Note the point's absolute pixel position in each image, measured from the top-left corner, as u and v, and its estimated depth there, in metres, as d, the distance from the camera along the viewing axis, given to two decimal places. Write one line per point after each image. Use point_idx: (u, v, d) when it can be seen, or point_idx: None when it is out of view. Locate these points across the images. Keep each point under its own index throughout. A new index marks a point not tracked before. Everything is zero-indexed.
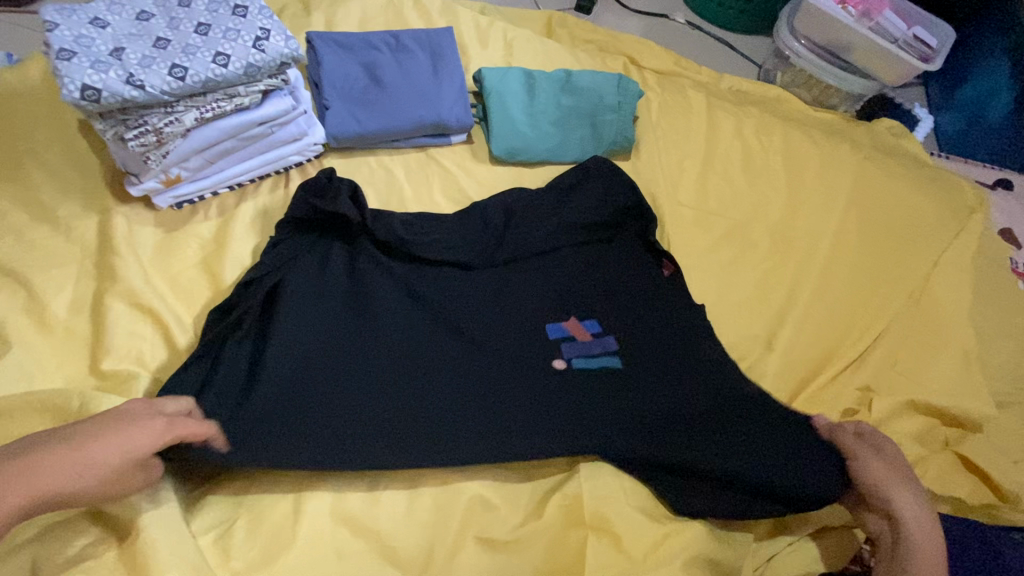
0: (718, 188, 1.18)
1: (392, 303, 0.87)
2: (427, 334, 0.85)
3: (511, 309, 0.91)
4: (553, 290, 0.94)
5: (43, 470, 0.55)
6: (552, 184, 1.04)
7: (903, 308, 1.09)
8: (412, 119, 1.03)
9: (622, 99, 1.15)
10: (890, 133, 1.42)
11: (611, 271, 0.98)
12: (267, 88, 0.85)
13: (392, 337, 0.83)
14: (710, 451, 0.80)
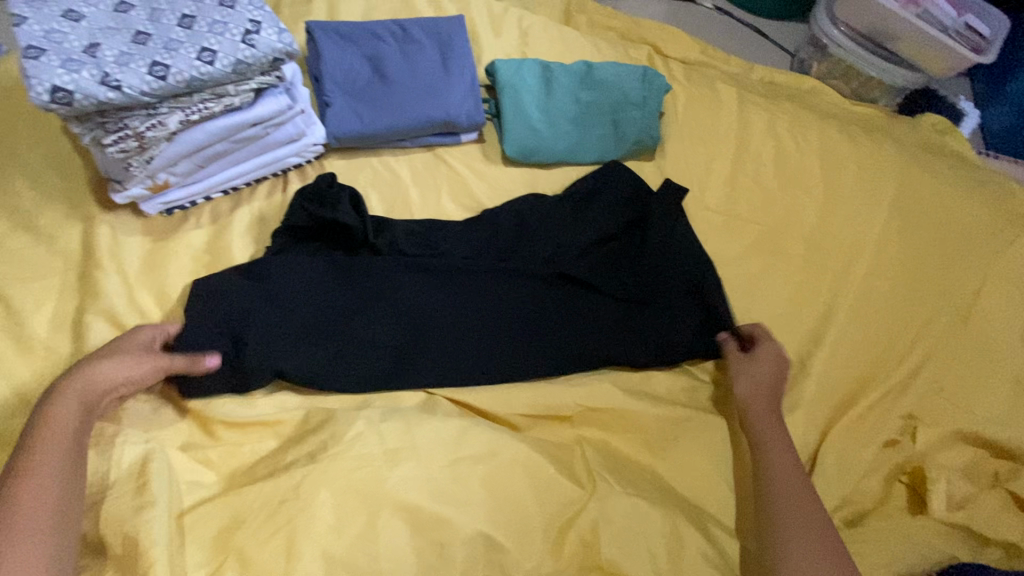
0: (747, 191, 1.09)
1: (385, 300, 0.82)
2: (415, 326, 0.81)
3: (508, 303, 0.85)
4: (556, 292, 0.87)
5: (79, 398, 0.64)
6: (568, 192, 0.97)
7: (951, 326, 0.99)
8: (419, 117, 0.95)
9: (647, 94, 1.06)
10: (935, 129, 1.31)
11: (625, 269, 0.91)
12: (259, 86, 0.78)
13: (376, 329, 0.80)
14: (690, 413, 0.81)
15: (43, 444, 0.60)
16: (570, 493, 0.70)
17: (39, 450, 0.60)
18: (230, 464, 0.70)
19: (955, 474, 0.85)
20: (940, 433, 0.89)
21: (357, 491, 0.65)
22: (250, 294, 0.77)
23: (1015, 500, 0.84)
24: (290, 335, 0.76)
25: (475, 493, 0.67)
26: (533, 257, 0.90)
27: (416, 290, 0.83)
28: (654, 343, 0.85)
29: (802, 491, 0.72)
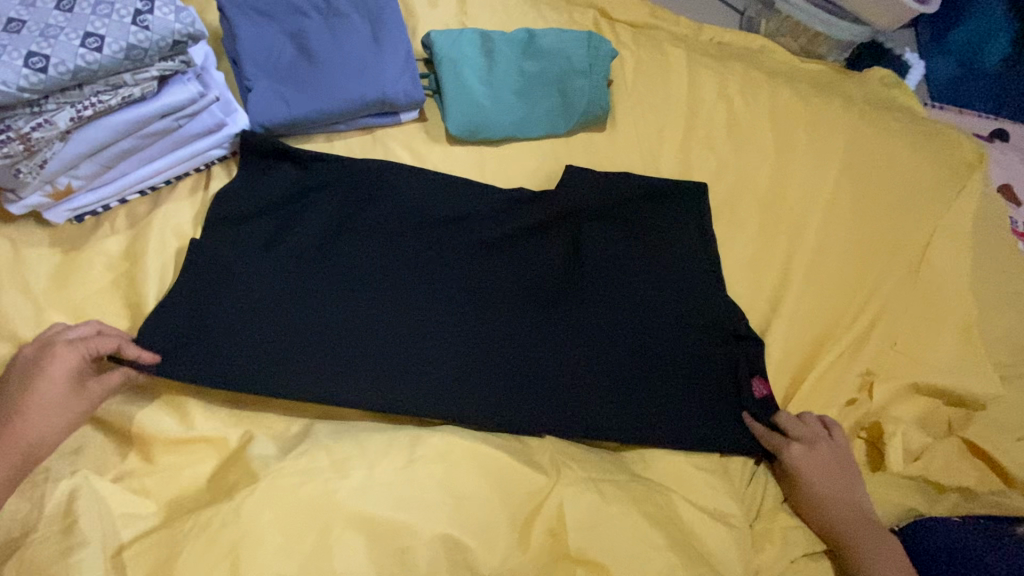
0: (702, 155, 1.06)
1: (335, 339, 0.75)
2: (319, 287, 0.78)
3: (448, 355, 0.78)
4: (532, 400, 0.77)
5: None
6: (610, 363, 0.82)
7: (903, 280, 1.01)
8: (351, 97, 0.90)
9: (594, 61, 1.01)
10: (882, 84, 1.31)
11: (634, 418, 0.79)
12: (162, 73, 0.73)
13: (290, 272, 0.78)
14: (597, 321, 0.85)
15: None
16: (533, 485, 0.68)
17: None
18: (167, 491, 0.65)
19: (909, 424, 0.88)
20: (894, 387, 0.91)
21: (306, 506, 0.61)
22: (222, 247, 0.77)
23: (970, 445, 0.88)
24: (226, 262, 0.76)
25: (434, 492, 0.65)
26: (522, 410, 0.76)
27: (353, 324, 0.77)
28: (553, 325, 0.83)
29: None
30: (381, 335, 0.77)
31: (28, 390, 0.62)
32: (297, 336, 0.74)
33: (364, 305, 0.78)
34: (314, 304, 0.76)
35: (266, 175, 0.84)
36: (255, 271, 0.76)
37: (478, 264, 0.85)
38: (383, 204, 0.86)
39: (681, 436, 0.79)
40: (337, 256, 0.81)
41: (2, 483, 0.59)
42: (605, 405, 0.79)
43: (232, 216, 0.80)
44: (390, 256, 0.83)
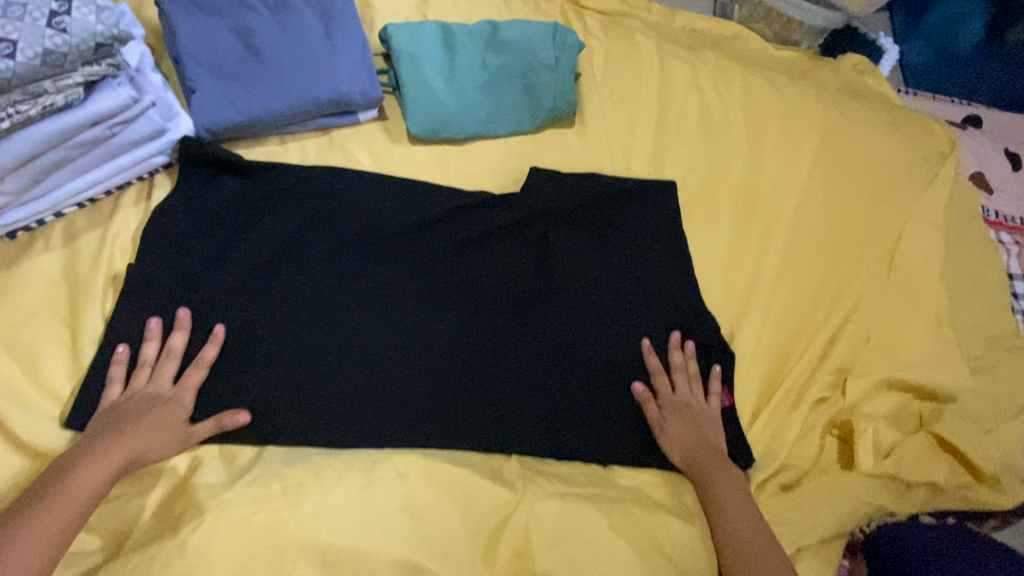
0: (674, 149, 1.04)
1: (278, 358, 0.75)
2: (263, 304, 0.77)
3: (396, 369, 0.77)
4: (483, 411, 0.76)
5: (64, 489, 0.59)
6: (563, 371, 0.81)
7: (876, 273, 1.00)
8: (304, 97, 0.86)
9: (560, 54, 0.97)
10: (856, 70, 1.29)
11: (587, 426, 0.78)
12: (89, 77, 0.68)
13: (234, 289, 0.77)
14: (550, 326, 0.83)
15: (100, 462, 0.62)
16: (500, 501, 0.67)
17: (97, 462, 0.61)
18: (109, 524, 0.62)
19: (881, 420, 0.88)
20: (866, 383, 0.91)
21: (257, 537, 0.59)
22: (166, 268, 0.77)
23: (940, 441, 0.87)
24: (169, 283, 0.76)
25: (395, 514, 0.63)
26: (473, 422, 0.76)
27: (297, 342, 0.76)
28: (504, 333, 0.82)
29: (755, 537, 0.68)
30: (326, 352, 0.76)
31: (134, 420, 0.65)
32: (247, 363, 0.74)
33: (308, 321, 0.77)
34: (258, 323, 0.76)
35: (216, 196, 0.83)
36: (205, 301, 0.76)
37: (433, 278, 0.84)
38: (337, 222, 0.85)
39: (636, 443, 0.79)
40: (282, 271, 0.80)
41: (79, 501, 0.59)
42: (557, 414, 0.78)
43: (177, 234, 0.80)
44: (336, 267, 0.82)
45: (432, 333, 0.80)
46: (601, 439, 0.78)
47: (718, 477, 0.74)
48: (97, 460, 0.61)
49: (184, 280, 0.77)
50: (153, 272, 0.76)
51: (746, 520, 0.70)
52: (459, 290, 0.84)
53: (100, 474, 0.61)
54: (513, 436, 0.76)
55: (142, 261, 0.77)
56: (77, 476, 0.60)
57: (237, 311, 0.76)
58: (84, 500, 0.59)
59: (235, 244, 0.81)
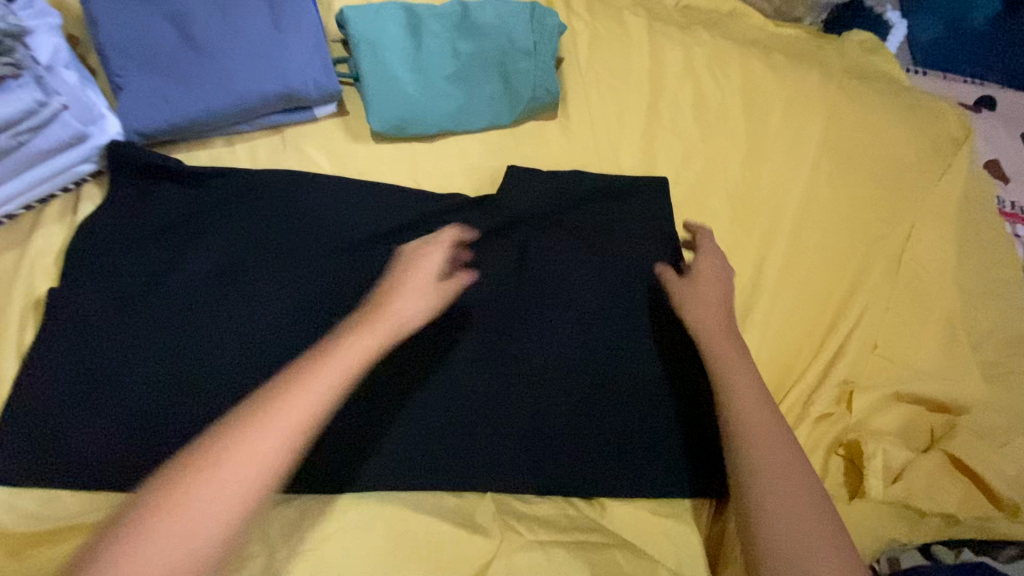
0: (665, 142, 0.95)
1: (223, 393, 0.68)
2: (206, 333, 0.70)
3: (355, 400, 0.70)
4: (453, 445, 0.70)
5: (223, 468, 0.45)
6: (542, 395, 0.73)
7: (886, 274, 0.92)
8: (249, 94, 0.76)
9: (538, 38, 0.87)
10: (862, 49, 1.19)
11: (568, 458, 0.71)
12: None
13: (173, 317, 0.70)
14: (528, 346, 0.75)
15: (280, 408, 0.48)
16: (466, 552, 0.62)
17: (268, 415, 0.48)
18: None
19: (890, 438, 0.81)
20: (874, 397, 0.84)
21: None
22: (96, 295, 0.69)
23: (954, 460, 0.79)
24: (98, 313, 0.69)
25: (355, 569, 0.59)
26: (441, 458, 0.69)
27: (243, 375, 0.69)
28: (477, 356, 0.74)
29: (769, 431, 0.63)
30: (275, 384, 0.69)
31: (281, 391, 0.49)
32: (183, 398, 0.67)
33: (256, 350, 0.70)
34: (200, 355, 0.69)
35: (152, 207, 0.74)
36: (136, 329, 0.69)
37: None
38: (287, 233, 0.76)
39: (622, 475, 0.72)
40: (226, 293, 0.72)
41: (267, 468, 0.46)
42: (535, 446, 0.71)
43: (109, 255, 0.71)
44: (287, 286, 0.73)
45: (395, 357, 0.72)
46: (575, 474, 0.71)
47: (731, 359, 0.70)
48: (234, 453, 0.46)
49: (118, 308, 0.69)
50: (83, 302, 0.69)
51: (758, 408, 0.65)
52: (426, 307, 0.76)
53: (311, 404, 0.49)
54: (486, 471, 0.70)
55: (71, 289, 0.69)
56: (227, 454, 0.46)
57: (178, 340, 0.69)
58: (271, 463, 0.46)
59: (174, 263, 0.72)
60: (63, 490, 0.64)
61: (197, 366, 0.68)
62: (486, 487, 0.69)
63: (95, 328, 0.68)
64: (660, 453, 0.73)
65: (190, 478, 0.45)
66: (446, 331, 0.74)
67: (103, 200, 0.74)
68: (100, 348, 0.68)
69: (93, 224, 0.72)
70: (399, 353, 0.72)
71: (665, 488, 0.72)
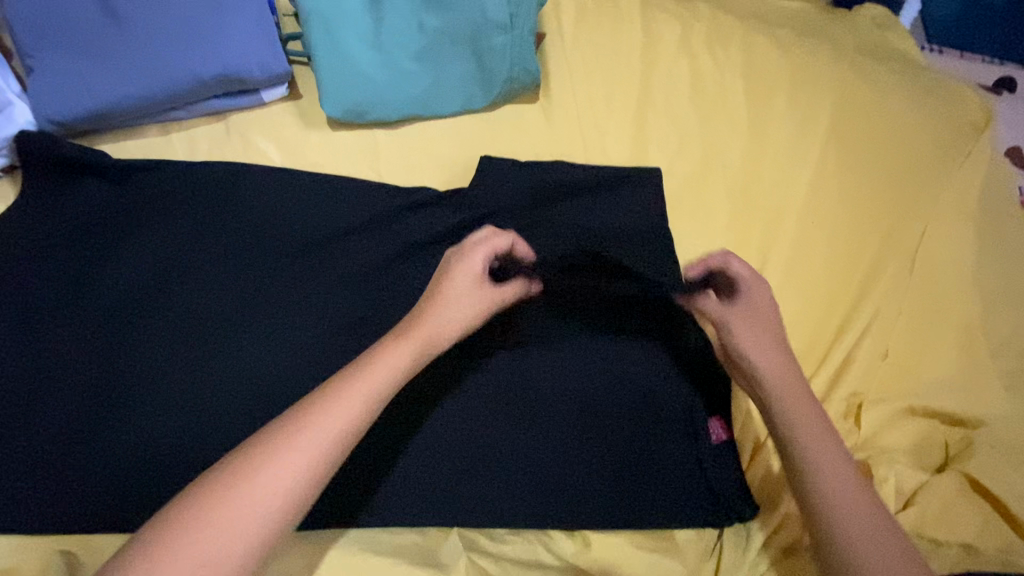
0: (658, 128, 0.86)
1: (152, 417, 0.60)
2: (135, 347, 0.62)
3: None
4: (416, 472, 0.62)
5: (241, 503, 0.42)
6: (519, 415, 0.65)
7: (899, 275, 0.84)
8: (183, 75, 0.67)
9: (515, 9, 0.77)
10: (875, 24, 1.09)
11: (545, 486, 0.63)
12: None
13: (98, 329, 0.62)
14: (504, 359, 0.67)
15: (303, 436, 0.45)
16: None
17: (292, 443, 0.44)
18: None
19: (902, 458, 0.73)
20: (887, 410, 0.76)
21: None
22: (10, 305, 0.62)
23: (974, 484, 0.73)
24: (13, 326, 0.61)
25: None
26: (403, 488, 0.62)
27: (176, 396, 0.61)
28: (446, 370, 0.66)
29: (867, 517, 0.52)
30: (212, 407, 0.61)
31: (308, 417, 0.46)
32: (107, 421, 0.59)
33: (192, 366, 0.62)
34: (128, 372, 0.61)
35: (72, 204, 0.65)
36: (59, 346, 0.61)
37: (353, 303, 0.67)
38: (229, 235, 0.67)
39: (606, 506, 0.63)
40: (158, 301, 0.64)
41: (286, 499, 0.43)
42: (508, 472, 0.63)
43: (23, 259, 0.63)
44: (230, 292, 0.65)
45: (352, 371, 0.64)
46: (552, 505, 0.62)
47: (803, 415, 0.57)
48: (251, 485, 0.42)
49: (36, 320, 0.62)
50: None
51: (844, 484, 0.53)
52: (388, 315, 0.67)
53: (322, 454, 0.45)
54: (452, 501, 0.61)
55: None
56: (243, 485, 0.42)
57: (104, 354, 0.61)
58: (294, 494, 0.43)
59: (98, 268, 0.64)
60: None
61: (124, 384, 0.61)
62: (451, 519, 0.61)
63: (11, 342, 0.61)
64: (651, 483, 0.64)
65: (204, 509, 0.41)
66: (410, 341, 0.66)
67: (16, 198, 0.65)
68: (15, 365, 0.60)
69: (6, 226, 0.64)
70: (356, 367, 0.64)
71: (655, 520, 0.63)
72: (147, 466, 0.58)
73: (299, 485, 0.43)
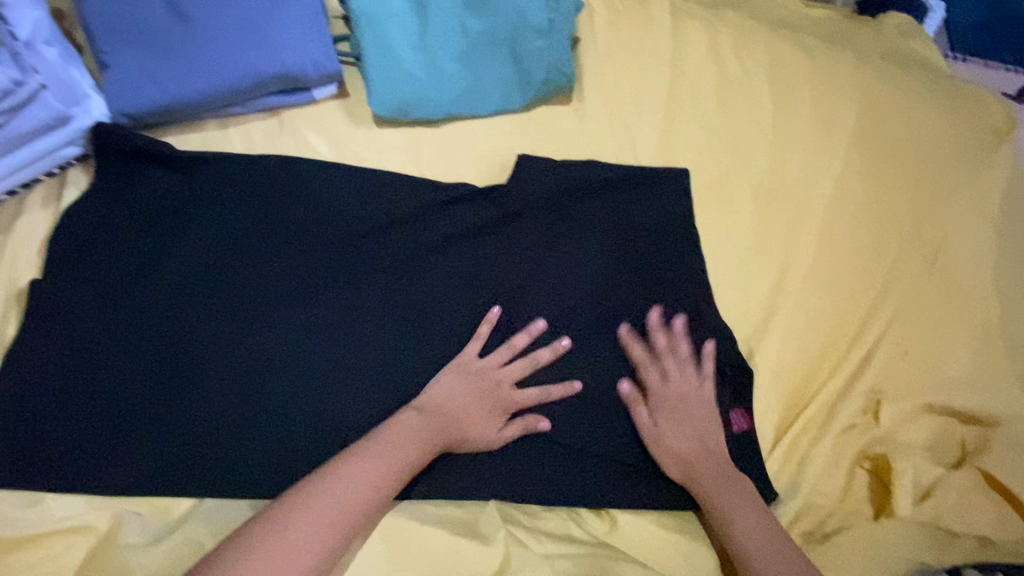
0: (687, 131, 0.89)
1: (215, 391, 0.64)
2: (197, 326, 0.66)
3: (356, 401, 0.66)
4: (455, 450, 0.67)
5: (285, 538, 0.49)
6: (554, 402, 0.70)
7: (918, 278, 0.86)
8: (245, 73, 0.72)
9: (553, 15, 0.81)
10: (899, 32, 1.11)
11: (578, 469, 0.68)
12: None
13: (163, 308, 0.66)
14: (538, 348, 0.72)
15: (339, 487, 0.53)
16: (470, 559, 0.58)
17: (332, 493, 0.53)
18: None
19: (919, 453, 0.76)
20: (904, 407, 0.78)
21: None
22: (84, 283, 0.66)
23: (989, 480, 0.75)
24: (84, 303, 0.66)
25: None
26: (447, 465, 0.66)
27: (238, 371, 0.65)
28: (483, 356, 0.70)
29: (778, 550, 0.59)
30: (271, 383, 0.65)
31: (341, 470, 0.55)
32: (173, 394, 0.64)
33: (251, 345, 0.66)
34: (193, 348, 0.65)
35: (141, 191, 0.70)
36: (125, 320, 0.66)
37: (392, 288, 0.71)
38: (281, 223, 0.71)
39: (635, 487, 0.68)
40: (219, 282, 0.68)
41: (324, 540, 0.50)
42: (543, 454, 0.68)
43: (96, 242, 0.68)
44: (284, 275, 0.70)
45: (401, 355, 0.69)
46: (584, 484, 0.67)
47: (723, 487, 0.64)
48: (295, 525, 0.50)
49: (106, 299, 0.66)
50: (70, 291, 0.66)
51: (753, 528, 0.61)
52: (433, 304, 0.72)
53: (355, 504, 0.53)
54: (490, 480, 0.66)
55: (58, 279, 0.66)
56: (292, 523, 0.50)
57: (170, 331, 0.66)
58: (333, 532, 0.51)
59: (164, 251, 0.68)
60: (46, 490, 0.60)
61: (187, 360, 0.65)
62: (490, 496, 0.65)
63: (83, 319, 0.65)
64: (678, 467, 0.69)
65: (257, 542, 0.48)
66: (452, 330, 0.71)
67: (88, 185, 0.70)
68: (87, 339, 0.65)
69: (81, 210, 0.68)
70: (404, 350, 0.69)
71: (683, 502, 0.68)
72: (215, 438, 0.63)
73: (335, 531, 0.51)
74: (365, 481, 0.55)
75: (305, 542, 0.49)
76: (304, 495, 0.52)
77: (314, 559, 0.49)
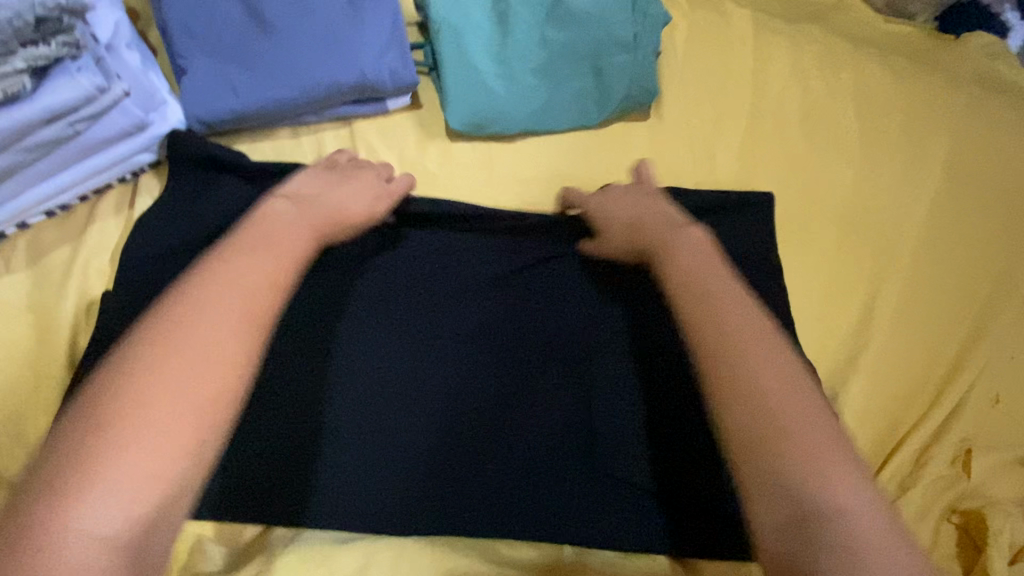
0: (767, 154, 0.84)
1: (289, 414, 0.62)
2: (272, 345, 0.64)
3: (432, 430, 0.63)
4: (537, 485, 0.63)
5: (126, 438, 0.35)
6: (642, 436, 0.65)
7: (1013, 320, 0.81)
8: (322, 82, 0.69)
9: (638, 29, 0.77)
10: (986, 53, 1.05)
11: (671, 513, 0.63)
12: (29, 64, 0.54)
13: None
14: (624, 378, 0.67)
15: (175, 345, 0.39)
16: None
17: (166, 362, 0.38)
18: None
19: None
20: (998, 459, 0.73)
21: None
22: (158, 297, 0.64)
23: None
24: None
25: None
26: (528, 501, 0.62)
27: (313, 394, 0.63)
28: (565, 385, 0.67)
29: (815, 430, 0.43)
30: (346, 407, 0.63)
31: (169, 332, 0.39)
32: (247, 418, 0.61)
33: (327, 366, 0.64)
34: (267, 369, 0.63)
35: (216, 202, 0.68)
36: None
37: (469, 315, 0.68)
38: (353, 242, 0.69)
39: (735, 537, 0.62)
40: (296, 300, 0.66)
41: (191, 416, 0.38)
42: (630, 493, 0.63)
43: (171, 253, 0.65)
44: (362, 296, 0.67)
45: (479, 382, 0.66)
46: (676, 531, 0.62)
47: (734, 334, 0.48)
48: (128, 418, 0.36)
49: None
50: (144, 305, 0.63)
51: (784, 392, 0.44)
52: (513, 328, 0.68)
53: (213, 368, 0.39)
54: (574, 519, 0.62)
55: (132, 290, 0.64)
56: (124, 420, 0.36)
57: None
58: (201, 407, 0.38)
59: None
60: None
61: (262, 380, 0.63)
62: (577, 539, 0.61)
63: None
64: None
65: (81, 459, 0.34)
66: (533, 356, 0.67)
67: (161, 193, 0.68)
68: None
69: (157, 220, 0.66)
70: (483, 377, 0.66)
71: None
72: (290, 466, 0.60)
73: (204, 401, 0.38)
74: (201, 328, 0.40)
75: (160, 431, 0.36)
76: (122, 377, 0.37)
77: (190, 440, 0.37)
